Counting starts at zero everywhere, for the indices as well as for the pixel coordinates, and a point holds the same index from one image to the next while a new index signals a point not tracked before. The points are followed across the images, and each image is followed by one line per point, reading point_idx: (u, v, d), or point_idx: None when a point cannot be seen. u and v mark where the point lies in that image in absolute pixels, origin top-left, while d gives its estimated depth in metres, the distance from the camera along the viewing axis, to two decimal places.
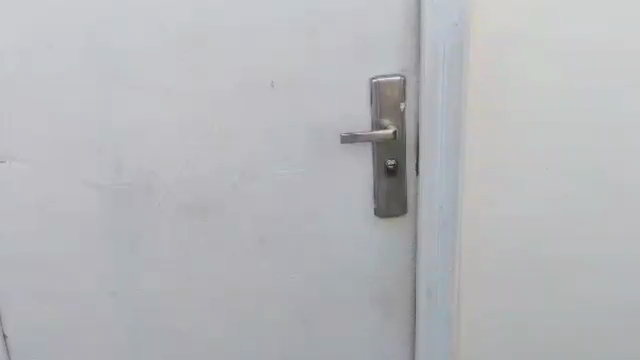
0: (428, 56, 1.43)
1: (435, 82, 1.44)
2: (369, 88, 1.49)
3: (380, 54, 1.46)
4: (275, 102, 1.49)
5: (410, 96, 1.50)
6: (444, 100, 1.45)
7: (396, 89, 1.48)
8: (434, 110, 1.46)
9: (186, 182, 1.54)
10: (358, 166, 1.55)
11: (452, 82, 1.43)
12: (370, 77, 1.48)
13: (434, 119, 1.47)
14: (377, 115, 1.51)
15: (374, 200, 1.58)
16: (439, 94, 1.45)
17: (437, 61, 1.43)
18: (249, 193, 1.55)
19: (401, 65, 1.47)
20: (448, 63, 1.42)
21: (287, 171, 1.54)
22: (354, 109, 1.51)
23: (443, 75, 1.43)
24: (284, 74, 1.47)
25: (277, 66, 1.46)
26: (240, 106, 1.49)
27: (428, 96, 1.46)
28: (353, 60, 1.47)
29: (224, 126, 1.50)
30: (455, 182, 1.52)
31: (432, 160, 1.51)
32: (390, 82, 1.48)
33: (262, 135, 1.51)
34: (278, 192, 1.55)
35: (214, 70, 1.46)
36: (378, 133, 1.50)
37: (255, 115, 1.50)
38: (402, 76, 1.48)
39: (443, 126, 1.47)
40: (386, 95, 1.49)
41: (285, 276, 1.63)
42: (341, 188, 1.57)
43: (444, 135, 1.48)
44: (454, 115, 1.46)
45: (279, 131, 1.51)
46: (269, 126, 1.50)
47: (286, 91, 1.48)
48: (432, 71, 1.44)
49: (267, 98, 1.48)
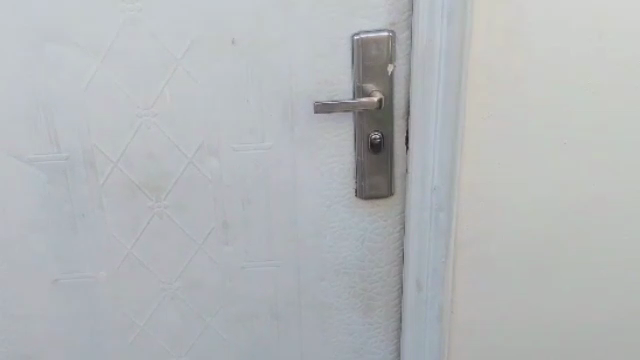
0: (422, 6, 1.19)
1: (431, 40, 1.21)
2: (350, 47, 1.23)
3: (365, 5, 1.21)
4: (239, 64, 1.23)
5: (400, 56, 1.25)
6: (442, 63, 1.21)
7: (383, 47, 1.23)
8: (430, 75, 1.23)
9: (135, 159, 1.29)
10: (337, 140, 1.31)
11: (451, 40, 1.18)
12: (351, 33, 1.22)
13: (429, 85, 1.24)
14: (360, 79, 1.26)
15: (355, 179, 1.35)
16: (436, 55, 1.21)
17: (434, 14, 1.18)
18: (207, 171, 1.32)
19: (391, 18, 1.22)
20: (447, 18, 1.17)
21: (253, 146, 1.30)
22: (333, 71, 1.25)
23: (441, 31, 1.19)
24: (250, 30, 1.20)
25: (241, 20, 1.20)
26: (197, 69, 1.23)
27: (422, 57, 1.22)
28: (333, 12, 1.21)
29: (178, 93, 1.24)
30: (452, 164, 1.29)
31: (426, 133, 1.29)
32: (377, 38, 1.22)
33: (224, 103, 1.26)
34: (242, 170, 1.32)
35: (164, 24, 1.18)
36: (363, 100, 1.24)
37: (215, 80, 1.24)
38: (391, 31, 1.23)
39: (441, 93, 1.24)
40: (370, 55, 1.24)
41: (253, 266, 1.42)
42: (318, 166, 1.33)
43: (440, 104, 1.24)
44: (453, 82, 1.21)
45: (244, 97, 1.26)
46: (231, 93, 1.25)
47: (253, 51, 1.22)
48: (428, 27, 1.20)
49: (230, 59, 1.22)
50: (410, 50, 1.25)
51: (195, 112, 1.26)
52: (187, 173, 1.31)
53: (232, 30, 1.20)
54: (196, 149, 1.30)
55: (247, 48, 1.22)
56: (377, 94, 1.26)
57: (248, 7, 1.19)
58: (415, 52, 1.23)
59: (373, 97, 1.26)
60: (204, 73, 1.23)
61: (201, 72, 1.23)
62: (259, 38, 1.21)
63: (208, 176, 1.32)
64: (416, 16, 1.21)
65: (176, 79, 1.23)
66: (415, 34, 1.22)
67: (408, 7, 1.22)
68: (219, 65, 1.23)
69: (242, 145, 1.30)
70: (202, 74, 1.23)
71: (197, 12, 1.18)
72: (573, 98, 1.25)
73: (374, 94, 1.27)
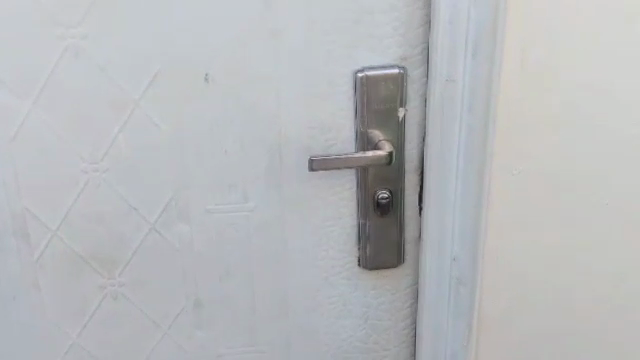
0: (441, 37, 0.97)
1: (450, 80, 0.98)
2: (353, 86, 1.00)
3: (371, 34, 0.97)
4: (215, 105, 0.96)
5: (413, 98, 1.03)
6: (464, 107, 0.99)
7: (393, 87, 1.00)
8: (450, 121, 1.01)
9: (82, 229, 1.00)
10: (335, 198, 1.08)
11: (476, 80, 0.96)
12: (354, 69, 0.99)
13: (447, 134, 1.02)
14: (365, 125, 1.03)
15: (358, 245, 1.12)
16: (456, 97, 0.99)
17: (455, 47, 0.96)
18: (174, 242, 1.03)
19: (402, 50, 0.99)
20: (471, 53, 0.95)
21: (232, 206, 1.03)
22: (332, 115, 1.01)
23: (463, 69, 0.97)
24: (229, 63, 0.94)
25: (219, 50, 0.93)
26: (160, 112, 0.95)
27: (440, 100, 1.01)
28: (333, 41, 0.96)
29: (136, 142, 0.96)
30: (475, 230, 1.05)
31: (444, 192, 1.06)
32: (385, 75, 0.99)
33: (196, 155, 0.98)
34: (218, 240, 1.05)
35: (116, 58, 0.91)
36: (370, 154, 1.01)
37: (185, 127, 0.96)
38: (403, 67, 1.00)
39: (461, 144, 1.02)
40: (377, 96, 1.00)
41: (232, 353, 1.15)
42: (311, 230, 1.09)
43: (463, 160, 1.02)
44: (477, 131, 0.99)
45: (222, 147, 0.98)
46: (206, 142, 0.98)
47: (233, 89, 0.96)
48: (447, 64, 0.98)
49: (204, 99, 0.95)
50: (425, 91, 1.03)
51: (159, 168, 0.98)
52: (148, 242, 1.03)
53: (206, 63, 0.93)
54: (159, 213, 1.01)
55: (226, 86, 0.95)
56: (386, 146, 1.03)
57: (227, 33, 0.92)
58: (431, 93, 1.01)
59: (382, 150, 1.03)
60: (170, 117, 0.95)
61: (165, 116, 0.95)
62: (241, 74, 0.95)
63: (177, 246, 1.04)
64: (433, 50, 0.99)
65: (132, 125, 0.95)
66: (431, 71, 1.00)
67: (424, 37, 0.99)
68: (189, 107, 0.95)
69: (218, 206, 1.02)
70: (167, 118, 0.95)
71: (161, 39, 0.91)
72: (624, 151, 1.02)
73: (382, 145, 1.03)
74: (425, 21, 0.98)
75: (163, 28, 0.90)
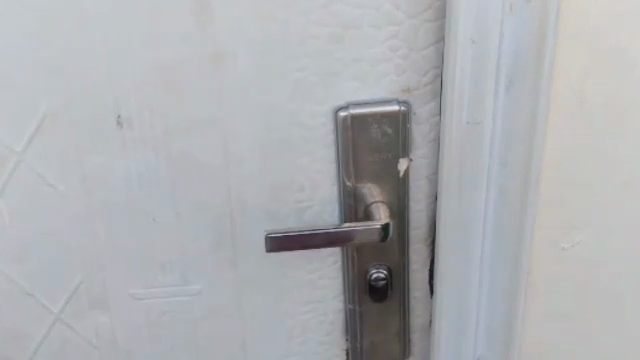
0: (459, 61, 0.66)
1: (476, 122, 0.69)
2: (334, 130, 0.71)
3: (358, 57, 0.68)
4: (133, 158, 0.69)
5: (420, 143, 0.74)
6: (495, 160, 0.71)
7: (391, 130, 0.71)
8: (473, 178, 0.72)
9: None
10: (313, 278, 0.79)
11: (513, 122, 0.68)
12: (336, 106, 0.70)
13: (470, 197, 0.73)
14: (351, 182, 0.74)
15: (347, 336, 0.84)
16: (484, 147, 0.70)
17: (482, 76, 0.67)
18: (88, 335, 0.77)
19: (403, 79, 0.70)
20: (505, 84, 0.66)
21: (169, 290, 0.76)
22: (303, 170, 0.72)
23: (495, 107, 0.68)
24: (150, 101, 0.67)
25: (132, 84, 0.66)
26: (52, 170, 0.69)
27: (459, 150, 0.71)
28: (302, 67, 0.67)
29: (28, 207, 0.70)
30: (509, 320, 0.78)
31: (466, 271, 0.78)
32: (380, 114, 0.70)
33: (107, 225, 0.72)
34: (149, 332, 0.78)
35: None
36: (362, 226, 0.70)
37: (90, 187, 0.70)
38: (406, 102, 0.71)
39: (492, 208, 0.74)
40: (369, 143, 0.71)
41: None
42: (280, 320, 0.81)
43: (493, 230, 0.75)
44: (512, 192, 0.71)
45: (147, 214, 0.71)
46: (123, 207, 0.71)
47: (156, 137, 0.68)
48: (470, 99, 0.68)
49: (115, 151, 0.68)
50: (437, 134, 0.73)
51: (60, 242, 0.72)
52: (52, 337, 0.77)
53: (115, 100, 0.66)
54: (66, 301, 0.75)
55: (144, 133, 0.68)
56: (382, 214, 0.74)
57: (144, 60, 0.65)
58: (442, 140, 0.72)
59: (375, 218, 0.73)
60: (69, 175, 0.69)
61: (60, 173, 0.69)
62: (166, 115, 0.68)
63: (92, 341, 0.78)
64: (448, 79, 0.68)
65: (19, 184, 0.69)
66: (444, 108, 0.70)
67: (435, 60, 0.69)
68: (94, 161, 0.69)
69: (148, 290, 0.75)
70: (63, 176, 0.69)
71: (54, 67, 0.65)
72: None
73: (376, 211, 0.74)
74: (438, 37, 0.68)
75: (52, 52, 0.64)
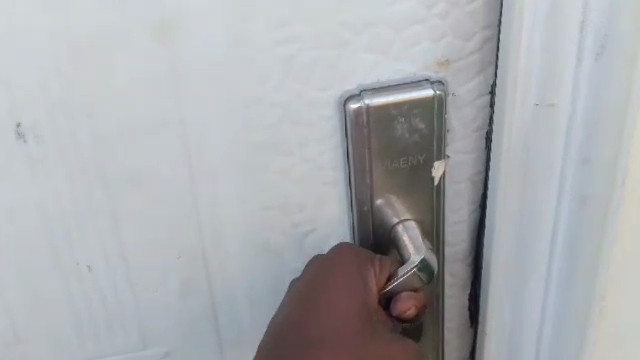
0: (528, 18, 0.45)
1: (548, 104, 0.48)
2: (343, 126, 0.50)
3: (374, 19, 0.46)
4: (50, 185, 0.49)
5: (461, 136, 0.53)
6: (573, 161, 0.50)
7: (422, 121, 0.51)
8: (540, 189, 0.52)
9: None
10: None
11: (604, 103, 0.46)
12: (345, 93, 0.49)
13: (531, 211, 0.53)
14: (368, 196, 0.53)
15: None
16: (558, 139, 0.49)
17: (559, 38, 0.45)
18: None
19: (440, 47, 0.49)
20: (594, 48, 0.45)
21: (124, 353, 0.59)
22: (300, 184, 0.52)
23: (577, 82, 0.47)
24: (64, 105, 0.46)
25: (36, 81, 0.45)
26: None
27: (523, 144, 0.50)
28: (292, 38, 0.46)
29: None
30: None
31: (524, 310, 0.58)
32: (405, 100, 0.50)
33: (25, 275, 0.53)
34: None
35: None
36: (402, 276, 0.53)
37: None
38: (441, 80, 0.50)
39: (563, 228, 0.53)
40: (391, 142, 0.51)
41: None
42: None
43: (564, 256, 0.54)
44: (594, 207, 0.51)
45: (78, 263, 0.53)
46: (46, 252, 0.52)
47: (79, 152, 0.48)
48: (540, 71, 0.47)
49: (23, 178, 0.49)
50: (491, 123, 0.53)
51: None
52: None
53: (10, 104, 0.46)
54: None
55: (60, 151, 0.48)
56: (419, 246, 0.54)
57: (46, 46, 0.44)
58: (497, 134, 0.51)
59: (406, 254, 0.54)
60: None
61: None
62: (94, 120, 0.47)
63: None
64: (505, 44, 0.47)
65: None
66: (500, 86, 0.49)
67: (489, 16, 0.48)
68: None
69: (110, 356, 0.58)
70: None
71: None
72: None
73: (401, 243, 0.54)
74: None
75: None
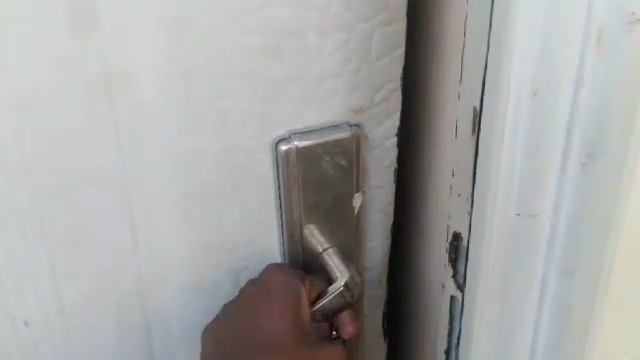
0: (508, 131, 0.47)
1: (532, 214, 0.51)
2: (275, 167, 0.55)
3: (299, 75, 0.52)
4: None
5: (375, 171, 0.60)
6: (557, 270, 0.54)
7: (343, 159, 0.57)
8: (524, 290, 0.54)
9: None
10: None
11: (585, 210, 0.50)
12: (275, 138, 0.54)
13: (514, 311, 0.56)
14: (298, 229, 0.59)
15: None
16: (541, 242, 0.52)
17: (543, 138, 0.47)
18: None
19: (353, 97, 0.55)
20: (582, 160, 0.48)
21: None
22: (234, 225, 0.56)
23: (561, 190, 0.50)
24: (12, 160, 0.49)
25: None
26: None
27: (510, 256, 0.53)
28: (229, 92, 0.51)
29: None
30: None
31: None
32: (329, 143, 0.56)
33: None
34: None
35: None
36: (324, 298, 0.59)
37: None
38: (357, 124, 0.57)
39: (546, 323, 0.56)
40: (318, 179, 0.57)
41: None
42: None
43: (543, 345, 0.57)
44: (574, 297, 0.55)
45: (13, 319, 0.55)
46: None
47: (17, 202, 0.50)
48: (519, 191, 0.50)
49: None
50: (456, 204, 0.56)
51: None
52: None
53: None
54: None
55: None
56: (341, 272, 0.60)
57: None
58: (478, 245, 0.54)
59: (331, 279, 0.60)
60: None
61: None
62: (33, 172, 0.50)
63: None
64: None
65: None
66: None
67: (394, 71, 0.56)
68: None
69: None
70: None
71: None
72: None
73: (327, 266, 0.60)
74: (476, 94, 0.50)
75: None
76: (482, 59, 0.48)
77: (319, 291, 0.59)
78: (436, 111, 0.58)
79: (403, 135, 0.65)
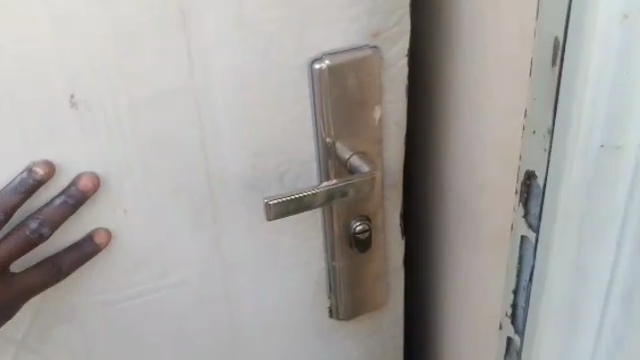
0: (597, 76, 0.44)
1: (614, 146, 0.46)
2: (310, 84, 0.67)
3: (327, 4, 0.63)
4: (82, 141, 0.61)
5: (390, 87, 0.71)
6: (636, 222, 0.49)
7: (364, 75, 0.68)
8: (597, 254, 0.51)
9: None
10: (295, 243, 0.75)
11: None
12: (310, 58, 0.65)
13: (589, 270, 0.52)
14: (330, 138, 0.70)
15: (333, 296, 0.79)
16: (615, 199, 0.48)
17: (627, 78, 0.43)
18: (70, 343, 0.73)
19: (372, 22, 0.66)
20: None
21: (148, 287, 0.71)
22: (282, 133, 0.68)
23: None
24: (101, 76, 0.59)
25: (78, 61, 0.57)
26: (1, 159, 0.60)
27: (583, 197, 0.48)
28: (271, 20, 0.62)
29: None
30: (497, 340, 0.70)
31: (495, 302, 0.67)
32: (352, 61, 0.66)
33: (63, 228, 0.65)
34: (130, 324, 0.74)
35: None
36: (340, 182, 0.69)
37: (48, 188, 0.62)
38: (375, 46, 0.67)
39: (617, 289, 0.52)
40: (346, 93, 0.68)
41: None
42: (274, 295, 0.77)
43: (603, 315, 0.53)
44: None
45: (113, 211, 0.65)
46: (84, 207, 0.64)
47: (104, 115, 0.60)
48: (608, 130, 0.45)
49: (71, 144, 0.61)
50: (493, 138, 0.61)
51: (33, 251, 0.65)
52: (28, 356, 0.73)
53: (61, 81, 0.58)
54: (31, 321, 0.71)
55: (88, 114, 0.60)
56: (364, 166, 0.71)
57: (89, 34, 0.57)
58: (554, 184, 0.50)
59: (327, 183, 0.70)
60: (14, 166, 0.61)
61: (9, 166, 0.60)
62: (117, 90, 0.60)
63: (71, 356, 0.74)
64: None
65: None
66: None
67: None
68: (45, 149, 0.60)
69: (144, 297, 0.72)
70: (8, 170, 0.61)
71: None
72: None
73: (348, 163, 0.71)
74: (558, 21, 0.45)
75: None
76: (559, 17, 0.45)
77: (349, 170, 0.71)
78: (470, 62, 0.64)
79: (422, 78, 0.75)
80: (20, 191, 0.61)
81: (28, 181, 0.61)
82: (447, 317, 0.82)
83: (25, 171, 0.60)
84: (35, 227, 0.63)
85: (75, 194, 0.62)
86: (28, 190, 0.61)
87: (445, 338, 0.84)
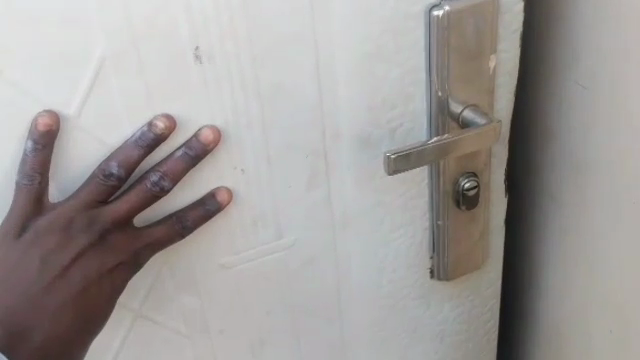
0: None
1: None
2: (426, 33, 0.64)
3: None
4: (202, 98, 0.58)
5: (505, 35, 0.67)
6: None
7: (482, 22, 0.64)
8: None
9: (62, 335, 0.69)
10: (403, 201, 0.72)
11: None
12: (427, 5, 0.62)
13: None
14: (442, 92, 0.66)
15: (437, 256, 0.77)
16: None
17: None
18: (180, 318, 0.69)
19: None
20: None
21: (259, 252, 0.68)
22: (395, 85, 0.65)
23: None
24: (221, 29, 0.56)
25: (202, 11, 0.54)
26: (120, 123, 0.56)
27: None
28: None
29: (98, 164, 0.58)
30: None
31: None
32: (471, 6, 0.63)
33: (177, 190, 0.62)
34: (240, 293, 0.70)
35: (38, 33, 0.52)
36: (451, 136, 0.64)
37: (165, 146, 0.59)
38: None
39: None
40: (464, 42, 0.64)
41: None
42: (378, 257, 0.74)
43: None
44: None
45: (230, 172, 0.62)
46: (199, 166, 0.61)
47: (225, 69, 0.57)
48: None
49: (192, 98, 0.57)
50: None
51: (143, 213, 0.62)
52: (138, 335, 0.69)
53: (182, 34, 0.55)
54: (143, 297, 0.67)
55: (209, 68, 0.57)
56: (482, 118, 0.66)
57: None
58: None
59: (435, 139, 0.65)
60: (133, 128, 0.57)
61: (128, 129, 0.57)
62: (238, 41, 0.57)
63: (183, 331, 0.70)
64: None
65: (70, 150, 0.57)
66: None
67: None
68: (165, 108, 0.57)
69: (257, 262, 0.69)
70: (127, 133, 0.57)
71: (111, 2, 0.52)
72: None
73: (463, 116, 0.67)
74: None
75: None
76: None
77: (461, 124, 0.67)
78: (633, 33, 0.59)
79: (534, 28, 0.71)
80: (141, 145, 0.57)
81: (148, 135, 0.56)
82: (570, 310, 0.78)
83: (144, 125, 0.57)
84: (155, 180, 0.58)
85: (197, 146, 0.58)
86: (150, 144, 0.57)
87: (553, 301, 0.81)
